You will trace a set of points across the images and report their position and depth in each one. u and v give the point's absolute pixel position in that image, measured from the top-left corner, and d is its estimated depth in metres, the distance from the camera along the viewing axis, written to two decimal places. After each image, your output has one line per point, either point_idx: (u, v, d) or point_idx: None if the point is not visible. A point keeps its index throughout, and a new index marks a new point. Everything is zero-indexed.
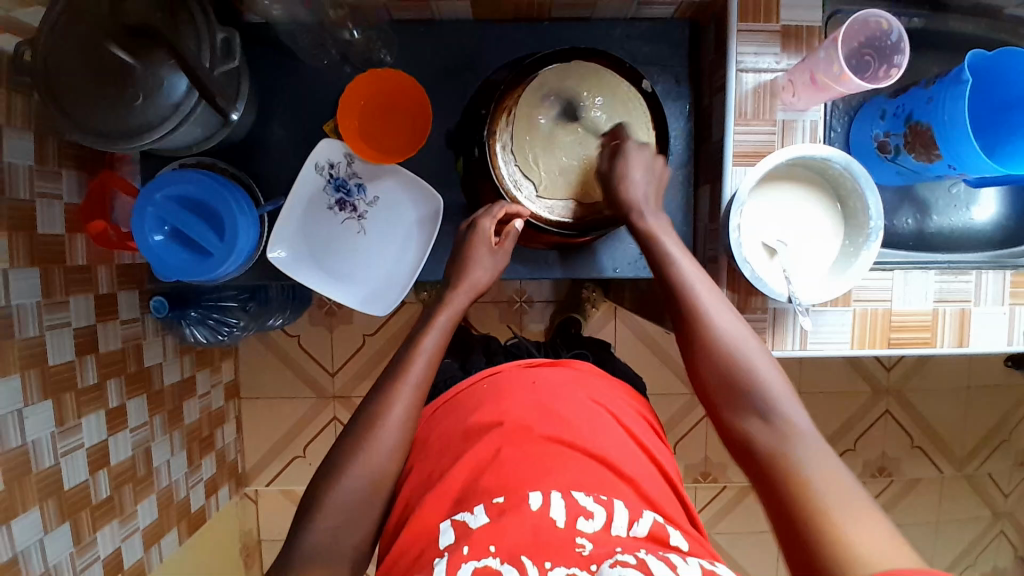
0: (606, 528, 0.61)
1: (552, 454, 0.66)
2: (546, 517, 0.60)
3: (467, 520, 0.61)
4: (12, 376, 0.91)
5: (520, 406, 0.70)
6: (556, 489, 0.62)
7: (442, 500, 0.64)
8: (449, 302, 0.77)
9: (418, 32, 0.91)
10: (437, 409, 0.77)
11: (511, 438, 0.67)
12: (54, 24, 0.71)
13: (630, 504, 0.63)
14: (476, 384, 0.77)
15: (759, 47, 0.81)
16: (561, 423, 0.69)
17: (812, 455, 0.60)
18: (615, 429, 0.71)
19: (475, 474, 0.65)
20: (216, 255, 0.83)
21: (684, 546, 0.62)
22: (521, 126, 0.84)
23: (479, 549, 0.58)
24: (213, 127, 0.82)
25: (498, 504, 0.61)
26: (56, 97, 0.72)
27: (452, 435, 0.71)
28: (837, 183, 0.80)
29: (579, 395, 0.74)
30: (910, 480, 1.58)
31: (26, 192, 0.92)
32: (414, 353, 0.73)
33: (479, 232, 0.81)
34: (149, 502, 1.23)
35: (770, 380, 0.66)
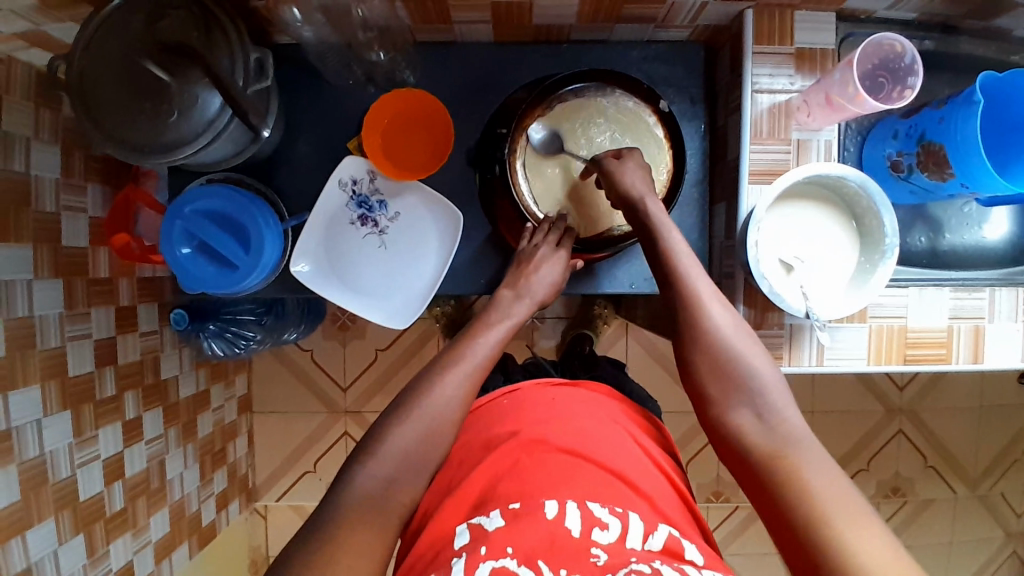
0: (620, 540, 0.61)
1: (567, 464, 0.67)
2: (562, 526, 0.61)
3: (484, 523, 0.62)
4: (33, 387, 0.92)
5: (544, 420, 0.72)
6: (572, 499, 0.63)
7: (462, 503, 0.66)
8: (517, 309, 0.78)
9: (440, 53, 0.93)
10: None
11: (529, 450, 0.68)
12: (90, 42, 0.73)
13: (644, 516, 0.64)
14: (497, 400, 0.78)
15: (774, 68, 0.83)
16: (576, 437, 0.70)
17: (808, 453, 0.62)
18: (631, 445, 0.72)
19: (494, 479, 0.66)
20: (241, 268, 0.85)
21: (699, 560, 0.61)
22: (543, 144, 0.87)
23: (496, 551, 0.58)
24: (242, 143, 0.84)
25: (514, 509, 0.62)
26: (91, 112, 0.74)
27: (474, 445, 0.72)
28: (851, 202, 0.81)
29: (598, 413, 0.75)
30: (924, 500, 1.57)
31: (51, 205, 0.94)
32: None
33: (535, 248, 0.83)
34: (161, 516, 1.23)
35: (763, 376, 0.68)
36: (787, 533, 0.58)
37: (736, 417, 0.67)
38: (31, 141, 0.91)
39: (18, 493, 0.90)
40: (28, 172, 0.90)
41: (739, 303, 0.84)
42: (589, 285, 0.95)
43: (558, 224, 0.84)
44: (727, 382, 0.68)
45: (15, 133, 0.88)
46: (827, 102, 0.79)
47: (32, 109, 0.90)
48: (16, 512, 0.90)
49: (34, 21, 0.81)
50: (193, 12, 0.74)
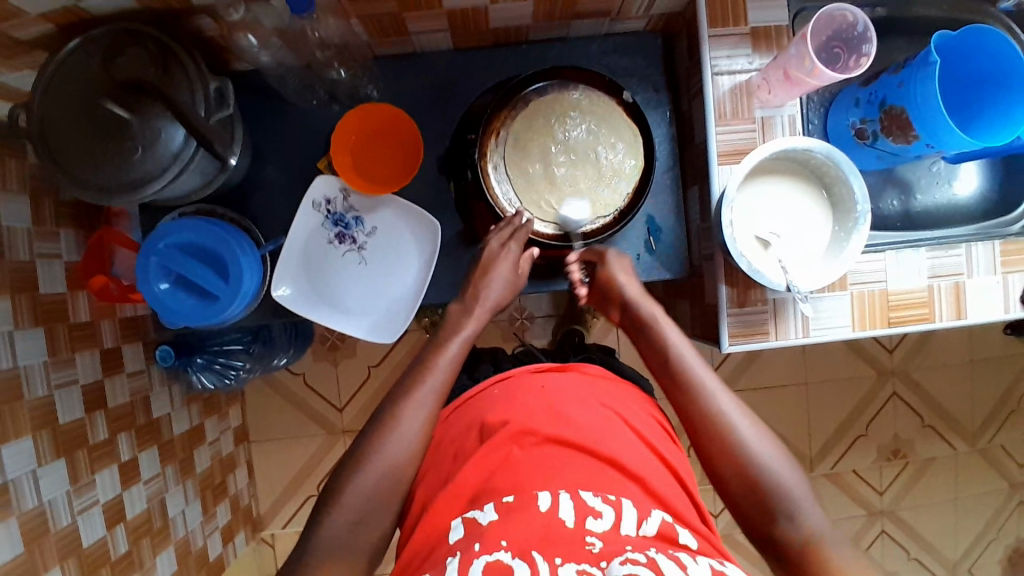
0: (614, 527, 0.62)
1: (559, 455, 0.68)
2: (556, 517, 0.61)
3: (478, 517, 0.63)
4: (25, 438, 0.96)
5: (531, 407, 0.72)
6: (564, 490, 0.64)
7: (457, 499, 0.67)
8: (473, 316, 0.79)
9: (401, 65, 0.93)
10: (453, 411, 0.79)
11: (519, 442, 0.69)
12: (47, 86, 0.73)
13: (637, 503, 0.65)
14: (487, 388, 0.78)
15: (731, 50, 0.84)
16: (567, 424, 0.70)
17: (845, 555, 0.65)
18: (625, 431, 0.73)
19: (489, 474, 0.67)
20: (221, 298, 0.84)
21: (693, 544, 0.63)
22: (513, 144, 0.85)
23: (491, 545, 0.59)
24: (210, 173, 0.83)
25: (508, 504, 0.63)
26: (55, 157, 0.73)
27: (467, 435, 0.73)
28: (820, 171, 0.81)
29: (590, 398, 0.75)
30: (925, 459, 1.59)
31: (25, 253, 0.99)
32: (443, 354, 0.76)
33: (489, 252, 0.83)
34: (168, 555, 1.25)
35: (782, 470, 0.69)
36: None
37: (762, 515, 0.68)
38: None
39: (21, 545, 0.93)
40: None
41: (720, 284, 0.84)
42: (571, 280, 0.95)
43: (514, 221, 0.83)
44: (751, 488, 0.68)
45: None
46: (786, 78, 0.79)
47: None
48: (22, 564, 0.93)
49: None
50: (149, 47, 0.74)
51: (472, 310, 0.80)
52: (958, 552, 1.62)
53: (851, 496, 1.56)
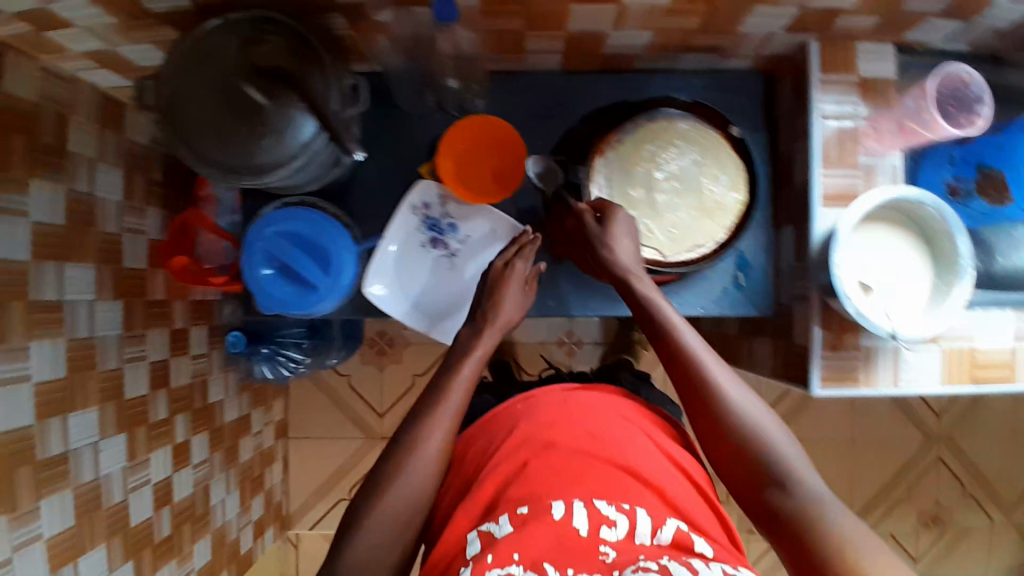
0: (628, 536, 0.68)
1: (577, 463, 0.73)
2: (570, 527, 0.67)
3: (493, 530, 0.69)
4: (92, 409, 0.97)
5: (554, 422, 0.79)
6: (579, 500, 0.69)
7: (473, 510, 0.72)
8: (484, 337, 0.82)
9: (508, 80, 0.96)
10: (478, 423, 0.86)
11: (538, 453, 0.75)
12: (181, 63, 0.75)
13: (652, 512, 0.70)
14: (510, 404, 0.84)
15: (839, 96, 0.86)
16: (587, 437, 0.77)
17: (835, 514, 0.65)
18: (647, 444, 0.78)
19: (506, 482, 0.73)
20: (320, 289, 0.86)
21: (709, 552, 0.67)
22: (619, 167, 0.86)
23: (504, 558, 0.65)
24: (325, 167, 0.84)
25: (522, 514, 0.69)
26: (189, 137, 0.76)
27: (488, 446, 0.80)
28: (924, 224, 0.82)
29: (610, 412, 0.82)
30: (962, 528, 1.56)
31: (115, 226, 1.02)
32: (455, 378, 0.78)
33: (495, 272, 0.88)
34: (204, 543, 1.25)
35: (768, 428, 0.72)
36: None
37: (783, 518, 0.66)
38: (98, 163, 0.99)
39: (73, 518, 0.93)
40: (93, 195, 0.98)
41: (814, 326, 0.85)
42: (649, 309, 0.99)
43: (522, 239, 0.91)
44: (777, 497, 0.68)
45: (80, 154, 0.96)
46: (899, 129, 0.84)
47: (96, 130, 0.99)
48: (70, 538, 0.92)
49: (110, 42, 0.84)
50: (289, 37, 0.75)
51: (482, 332, 0.83)
52: None
53: None
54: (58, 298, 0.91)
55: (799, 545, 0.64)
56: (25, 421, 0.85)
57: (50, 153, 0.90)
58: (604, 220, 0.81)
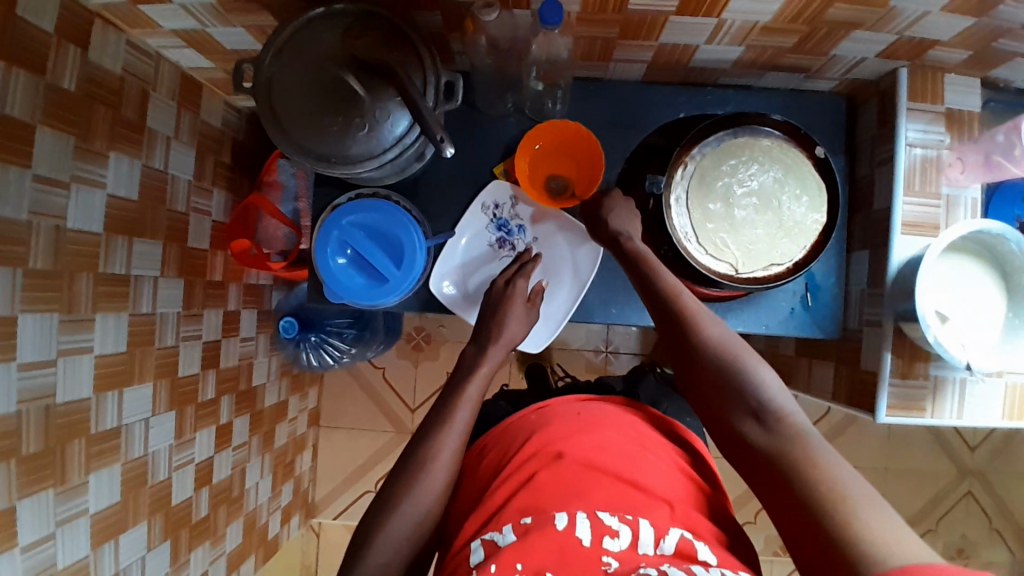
0: (632, 545, 0.65)
1: (581, 476, 0.73)
2: (573, 536, 0.65)
3: (497, 539, 0.67)
4: (146, 385, 0.97)
5: (563, 436, 0.78)
6: (582, 511, 0.68)
7: (478, 521, 0.72)
8: (490, 354, 0.83)
9: (589, 86, 0.96)
10: (492, 438, 0.86)
11: (545, 463, 0.75)
12: (281, 52, 0.76)
13: (655, 521, 0.68)
14: (525, 416, 0.86)
15: (926, 125, 0.86)
16: (596, 450, 0.76)
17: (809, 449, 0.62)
18: (653, 458, 0.77)
19: (514, 491, 0.73)
20: (391, 281, 0.86)
21: (713, 560, 0.64)
22: (698, 180, 0.86)
23: (506, 566, 0.62)
24: (408, 162, 0.85)
25: (525, 524, 0.67)
26: (285, 123, 0.77)
27: (498, 461, 0.80)
28: (1003, 259, 0.82)
29: (622, 426, 0.81)
30: (987, 564, 1.55)
31: (183, 204, 1.03)
32: (461, 396, 0.78)
33: (497, 291, 0.89)
34: (236, 526, 1.26)
35: (747, 360, 0.70)
36: (803, 532, 0.58)
37: (796, 492, 0.60)
38: (172, 141, 1.00)
39: (119, 493, 0.92)
40: (167, 172, 0.99)
41: (886, 352, 0.84)
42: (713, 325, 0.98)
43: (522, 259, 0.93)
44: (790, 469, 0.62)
45: (160, 131, 0.96)
46: (986, 163, 0.83)
47: (173, 110, 0.99)
48: (115, 512, 0.92)
49: (205, 22, 0.85)
50: (391, 32, 0.76)
51: (487, 349, 0.83)
52: None
53: None
54: (127, 272, 0.91)
55: (776, 482, 0.62)
56: (86, 393, 0.85)
57: (133, 128, 0.91)
58: (605, 193, 0.88)
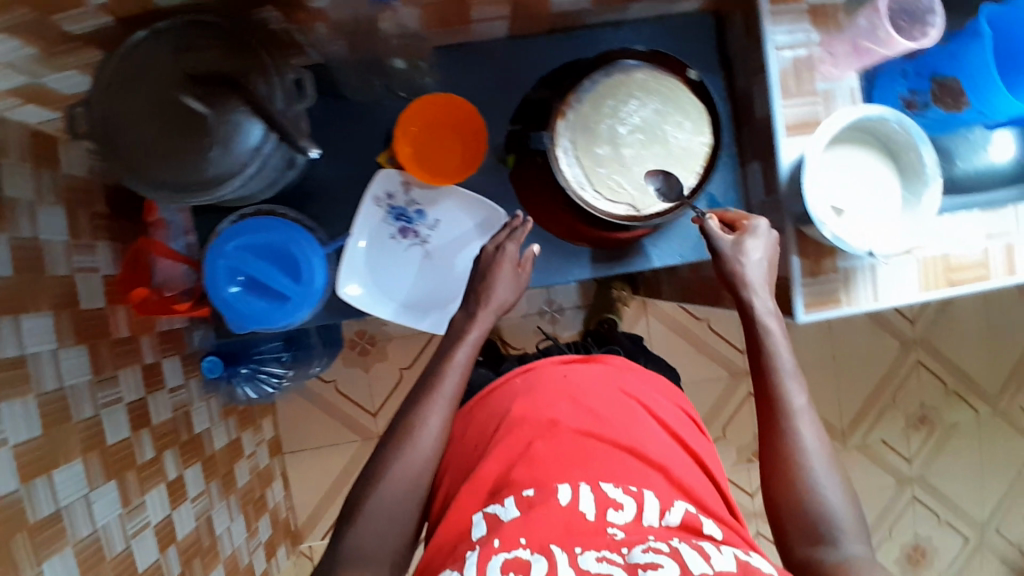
0: (636, 518, 0.69)
1: (588, 451, 0.75)
2: (576, 511, 0.68)
3: (499, 513, 0.70)
4: (75, 462, 0.90)
5: (554, 404, 0.81)
6: (585, 483, 0.71)
7: (477, 493, 0.74)
8: (478, 319, 0.82)
9: (454, 54, 0.92)
10: (474, 406, 0.87)
11: (542, 435, 0.77)
12: (111, 82, 0.70)
13: (660, 495, 0.72)
14: (510, 379, 0.87)
15: (791, 25, 0.84)
16: (590, 418, 0.80)
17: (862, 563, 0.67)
18: (650, 422, 0.82)
19: (509, 466, 0.75)
20: (292, 300, 0.82)
21: (717, 535, 0.69)
22: (580, 127, 0.84)
23: (510, 542, 0.65)
24: (280, 172, 0.80)
25: (527, 498, 0.70)
26: (127, 157, 0.70)
27: (489, 426, 0.82)
28: (888, 141, 0.83)
29: (609, 389, 0.85)
30: (949, 425, 1.62)
31: (65, 268, 0.95)
32: (450, 362, 0.80)
33: (485, 257, 0.86)
34: (218, 574, 1.21)
35: (824, 470, 0.73)
36: None
37: None
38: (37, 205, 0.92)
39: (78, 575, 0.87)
40: (37, 237, 0.91)
41: (792, 255, 0.85)
42: (633, 264, 0.96)
43: (516, 224, 0.87)
44: (803, 513, 0.71)
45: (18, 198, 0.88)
46: (854, 50, 0.84)
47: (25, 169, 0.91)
48: None
49: (35, 76, 0.76)
50: (223, 38, 0.71)
51: (476, 314, 0.83)
52: (985, 513, 1.65)
53: (882, 466, 1.59)
54: (19, 351, 0.84)
55: None
56: (10, 485, 0.79)
57: None
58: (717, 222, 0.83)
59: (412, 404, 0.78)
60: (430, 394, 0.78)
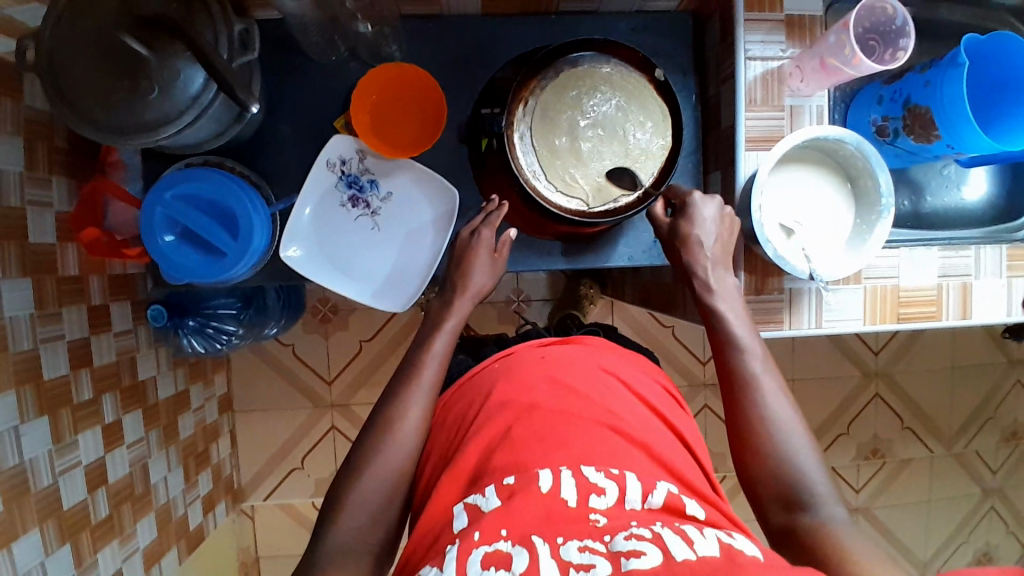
0: (619, 502, 0.61)
1: (564, 426, 0.67)
2: (558, 498, 0.60)
3: (479, 503, 0.62)
4: (7, 393, 0.87)
5: (534, 384, 0.72)
6: (566, 467, 0.63)
7: (456, 483, 0.66)
8: (455, 305, 0.83)
9: (426, 27, 0.90)
10: (456, 390, 0.80)
11: (520, 416, 0.69)
12: (60, 19, 0.69)
13: (641, 475, 0.64)
14: (489, 366, 0.79)
15: (765, 35, 0.83)
16: (566, 393, 0.71)
17: (845, 533, 0.63)
18: (625, 394, 0.75)
19: (488, 452, 0.67)
20: (229, 255, 0.81)
21: (701, 515, 0.62)
22: (540, 115, 0.83)
23: (490, 535, 0.58)
24: (225, 123, 0.80)
25: (509, 485, 0.62)
26: (65, 94, 0.69)
27: (467, 409, 0.74)
28: (846, 163, 0.83)
29: (588, 363, 0.76)
30: (902, 461, 1.62)
31: (16, 199, 0.89)
32: (428, 352, 0.79)
33: (462, 241, 0.87)
34: (148, 522, 1.20)
35: (792, 438, 0.69)
36: None
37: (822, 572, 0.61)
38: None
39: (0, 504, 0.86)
40: None
41: (739, 272, 0.86)
42: (586, 259, 0.93)
43: (490, 207, 0.88)
44: (779, 480, 0.68)
45: None
46: (821, 67, 0.80)
47: None
48: None
49: None
50: None
51: (453, 301, 0.83)
52: (928, 553, 1.65)
53: None
54: None
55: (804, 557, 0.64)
56: None
57: None
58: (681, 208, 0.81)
59: (392, 393, 0.76)
60: (411, 384, 0.76)
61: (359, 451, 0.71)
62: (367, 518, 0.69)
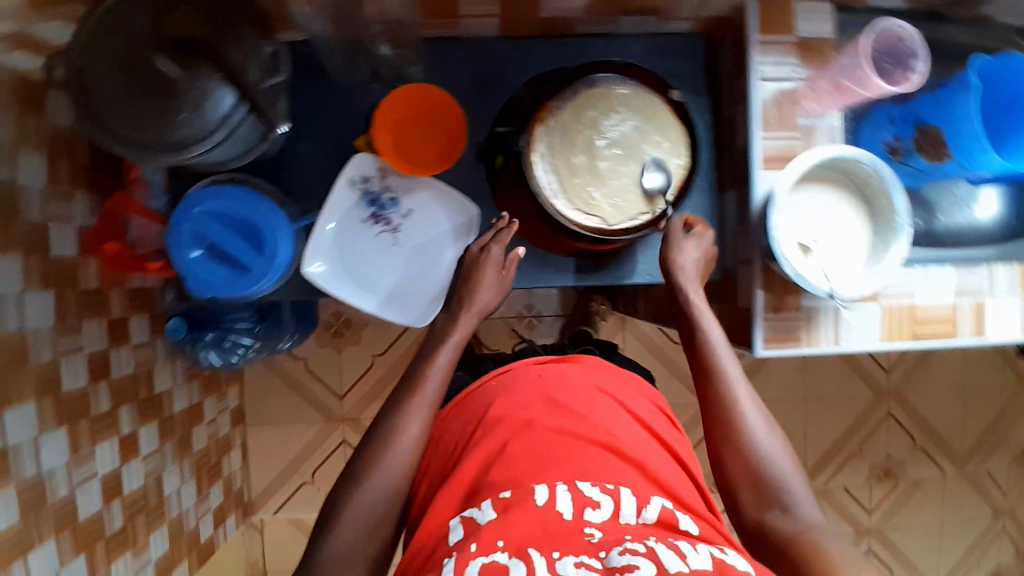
0: (614, 516, 0.62)
1: (556, 442, 0.68)
2: (553, 510, 0.61)
3: (476, 516, 0.63)
4: (28, 404, 0.88)
5: (526, 402, 0.73)
6: (561, 482, 0.64)
7: (455, 494, 0.67)
8: (462, 321, 0.84)
9: (446, 48, 0.92)
10: (453, 408, 0.81)
11: (518, 432, 0.70)
12: (89, 44, 0.71)
13: (637, 491, 0.65)
14: (487, 382, 0.80)
15: (778, 58, 0.85)
16: (564, 412, 0.72)
17: (821, 532, 0.66)
18: (619, 411, 0.75)
19: (488, 463, 0.68)
20: (254, 270, 0.83)
21: (694, 531, 0.63)
22: (558, 134, 0.84)
23: (487, 546, 0.58)
24: (252, 141, 0.81)
25: (504, 499, 0.63)
26: (96, 115, 0.71)
27: (467, 426, 0.75)
28: (863, 183, 0.85)
29: (585, 382, 0.77)
30: (914, 480, 1.61)
31: (40, 214, 0.91)
32: (433, 364, 0.79)
33: (471, 258, 0.88)
34: (160, 534, 1.20)
35: (767, 443, 0.75)
36: None
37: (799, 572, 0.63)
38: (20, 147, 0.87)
39: (18, 514, 0.86)
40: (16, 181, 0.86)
41: (757, 289, 0.86)
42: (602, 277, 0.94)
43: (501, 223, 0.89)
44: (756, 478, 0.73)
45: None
46: (837, 89, 0.83)
47: None
48: (17, 534, 0.86)
49: None
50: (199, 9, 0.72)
51: (459, 317, 0.84)
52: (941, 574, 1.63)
53: (841, 512, 1.57)
54: None
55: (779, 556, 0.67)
56: None
57: None
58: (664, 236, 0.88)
59: (400, 402, 0.76)
60: (415, 391, 0.77)
61: (375, 463, 0.72)
62: (376, 530, 0.70)
